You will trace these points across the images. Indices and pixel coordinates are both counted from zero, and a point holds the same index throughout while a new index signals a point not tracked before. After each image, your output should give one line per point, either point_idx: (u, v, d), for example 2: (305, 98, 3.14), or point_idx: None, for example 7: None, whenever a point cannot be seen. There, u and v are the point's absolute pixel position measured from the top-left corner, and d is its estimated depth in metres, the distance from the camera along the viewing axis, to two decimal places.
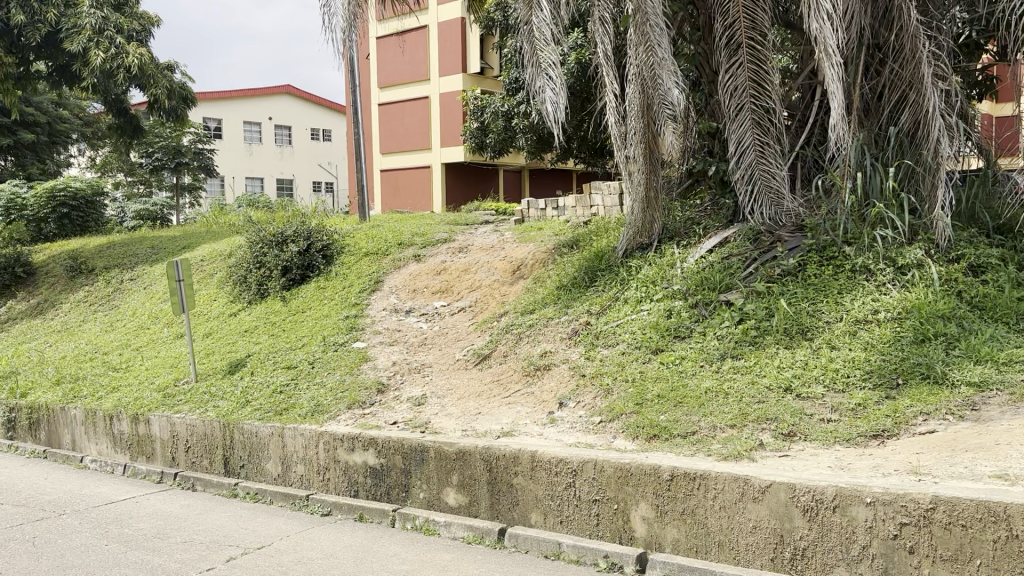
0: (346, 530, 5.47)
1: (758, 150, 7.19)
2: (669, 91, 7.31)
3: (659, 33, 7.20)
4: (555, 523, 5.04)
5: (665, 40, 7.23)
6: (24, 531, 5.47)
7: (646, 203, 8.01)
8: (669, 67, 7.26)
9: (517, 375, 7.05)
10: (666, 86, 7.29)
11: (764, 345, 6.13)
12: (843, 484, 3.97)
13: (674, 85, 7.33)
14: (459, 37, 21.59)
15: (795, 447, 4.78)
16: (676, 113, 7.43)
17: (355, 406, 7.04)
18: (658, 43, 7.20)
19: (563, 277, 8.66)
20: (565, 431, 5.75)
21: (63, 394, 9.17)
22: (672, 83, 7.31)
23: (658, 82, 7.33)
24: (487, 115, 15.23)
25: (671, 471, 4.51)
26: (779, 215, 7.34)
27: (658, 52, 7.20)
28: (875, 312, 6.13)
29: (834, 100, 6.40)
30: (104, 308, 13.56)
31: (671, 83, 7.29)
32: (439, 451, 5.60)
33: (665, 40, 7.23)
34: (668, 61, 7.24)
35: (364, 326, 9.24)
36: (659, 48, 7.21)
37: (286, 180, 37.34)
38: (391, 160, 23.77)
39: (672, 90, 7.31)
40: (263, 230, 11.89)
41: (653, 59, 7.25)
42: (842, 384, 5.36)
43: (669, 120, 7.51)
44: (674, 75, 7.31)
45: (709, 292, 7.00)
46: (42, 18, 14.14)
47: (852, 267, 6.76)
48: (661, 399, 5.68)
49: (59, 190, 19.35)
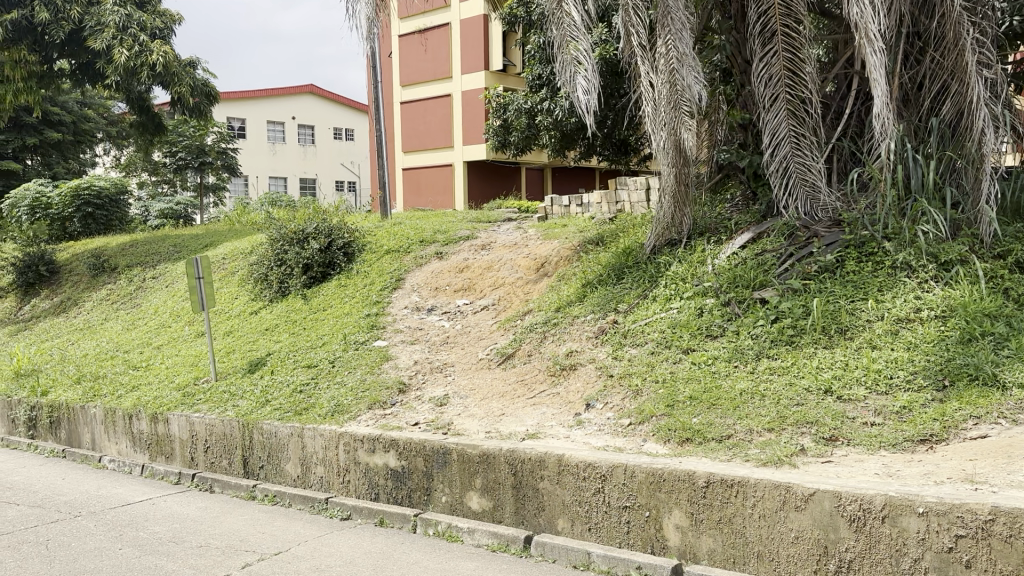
0: (367, 535, 5.29)
1: (793, 142, 7.00)
2: (689, 86, 7.19)
3: (680, 26, 7.10)
4: (583, 530, 4.82)
5: (685, 33, 7.12)
6: (38, 533, 5.34)
7: (676, 198, 7.76)
8: (689, 61, 7.17)
9: (542, 376, 6.84)
10: (688, 81, 7.17)
11: (802, 345, 5.86)
12: (893, 493, 3.72)
13: (694, 80, 7.20)
14: (482, 35, 21.36)
15: (837, 453, 4.52)
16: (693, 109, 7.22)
17: (376, 406, 6.87)
18: (679, 37, 7.09)
19: (589, 274, 8.44)
20: (593, 433, 5.54)
21: (83, 393, 9.09)
22: (692, 79, 7.20)
23: (679, 75, 7.17)
24: (511, 112, 14.96)
25: (706, 478, 4.27)
26: (815, 209, 7.12)
27: (679, 45, 7.09)
28: (918, 310, 5.83)
29: (877, 88, 6.16)
30: (125, 307, 13.48)
31: (690, 78, 7.18)
32: (462, 454, 5.41)
33: (685, 34, 7.11)
34: (690, 54, 7.14)
35: (385, 325, 9.07)
36: (680, 41, 7.10)
37: (310, 180, 37.37)
38: (414, 159, 23.63)
39: (693, 86, 7.20)
40: (284, 228, 11.76)
41: (676, 51, 7.13)
42: (885, 386, 5.09)
43: (688, 117, 7.27)
44: (693, 70, 7.21)
45: (742, 289, 6.75)
46: (66, 15, 14.16)
47: (892, 264, 6.43)
48: (694, 400, 5.43)
49: (83, 189, 19.40)
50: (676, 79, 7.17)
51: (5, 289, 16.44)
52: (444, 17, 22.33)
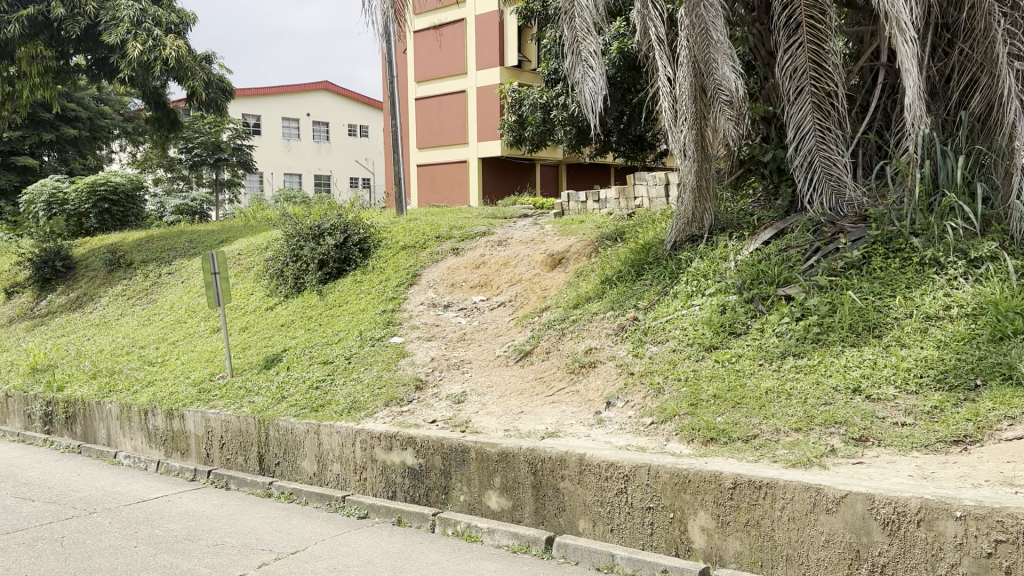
0: (384, 534, 5.21)
1: (818, 135, 6.85)
2: (726, 77, 6.95)
3: (714, 15, 6.90)
4: (605, 531, 4.71)
5: (720, 22, 6.93)
6: (53, 530, 5.29)
7: (697, 193, 7.61)
8: (725, 50, 6.94)
9: (561, 373, 6.75)
10: (722, 71, 6.96)
11: (828, 344, 5.72)
12: (929, 496, 3.59)
13: (732, 72, 6.99)
14: (497, 29, 21.25)
15: (868, 454, 4.39)
16: (732, 98, 6.98)
17: (393, 403, 6.79)
18: (713, 25, 6.89)
19: (608, 270, 8.32)
20: (614, 432, 5.43)
21: (99, 388, 9.08)
22: (728, 67, 6.97)
23: (713, 65, 6.98)
24: (526, 107, 14.80)
25: (734, 479, 4.15)
26: (840, 203, 7.00)
27: (713, 34, 6.89)
28: (948, 308, 5.68)
29: (910, 78, 6.02)
30: (141, 303, 13.49)
31: (727, 68, 6.96)
32: (481, 452, 5.31)
33: (719, 22, 6.92)
34: (725, 43, 6.91)
35: (401, 322, 9.00)
36: (715, 29, 6.90)
37: (324, 176, 37.39)
38: (429, 155, 23.53)
39: (729, 75, 6.95)
40: (299, 224, 11.71)
41: (709, 40, 6.93)
42: (915, 385, 4.95)
43: (726, 105, 7.03)
44: (729, 59, 6.98)
45: (766, 286, 6.63)
46: (82, 10, 14.14)
47: (920, 261, 6.29)
48: (718, 399, 5.31)
49: (99, 184, 19.46)
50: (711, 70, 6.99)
51: (21, 284, 16.50)
52: (459, 13, 22.24)
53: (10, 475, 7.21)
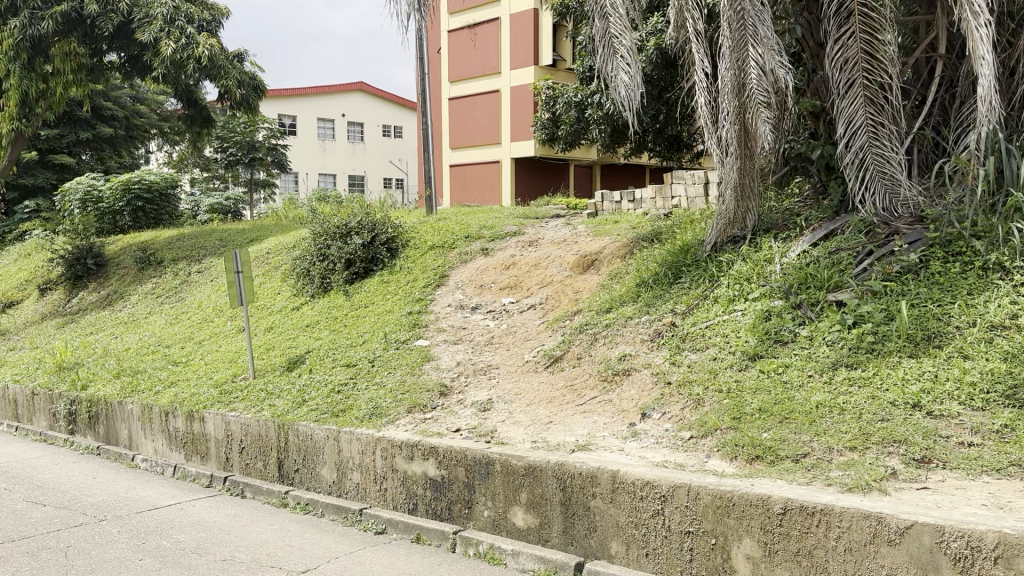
0: (402, 553, 4.90)
1: (870, 131, 6.45)
2: (772, 70, 6.54)
3: (758, 9, 6.49)
4: (640, 556, 4.36)
5: (764, 16, 6.52)
6: (59, 539, 5.07)
7: (739, 191, 7.20)
8: (771, 44, 6.54)
9: (593, 381, 6.39)
10: (773, 65, 6.55)
11: (885, 353, 5.28)
12: (1009, 530, 3.17)
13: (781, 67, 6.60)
14: (532, 29, 20.94)
15: (933, 478, 3.97)
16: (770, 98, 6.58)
17: (415, 409, 6.47)
18: (758, 19, 6.49)
19: (643, 272, 7.93)
20: (650, 447, 5.06)
21: (121, 387, 8.94)
22: (775, 63, 6.56)
23: (757, 62, 6.54)
24: (560, 105, 14.23)
25: (783, 504, 3.76)
26: (894, 204, 6.58)
27: (760, 28, 6.48)
28: (1015, 315, 5.20)
29: (983, 67, 5.59)
30: (170, 300, 13.41)
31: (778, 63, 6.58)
32: (506, 465, 4.97)
33: (763, 16, 6.51)
34: (773, 39, 6.54)
35: (427, 324, 8.70)
36: (761, 24, 6.49)
37: (358, 177, 37.39)
38: (462, 155, 23.31)
39: (775, 70, 6.56)
40: (327, 222, 11.50)
41: (753, 35, 6.51)
42: (981, 402, 4.50)
43: (762, 106, 6.59)
44: (776, 55, 6.57)
45: (815, 291, 6.21)
46: (115, 7, 14.10)
47: (983, 265, 5.80)
48: (764, 413, 4.92)
49: (134, 183, 19.55)
50: (754, 67, 6.55)
51: (54, 282, 16.58)
52: (493, 12, 21.97)
53: (27, 476, 7.06)
